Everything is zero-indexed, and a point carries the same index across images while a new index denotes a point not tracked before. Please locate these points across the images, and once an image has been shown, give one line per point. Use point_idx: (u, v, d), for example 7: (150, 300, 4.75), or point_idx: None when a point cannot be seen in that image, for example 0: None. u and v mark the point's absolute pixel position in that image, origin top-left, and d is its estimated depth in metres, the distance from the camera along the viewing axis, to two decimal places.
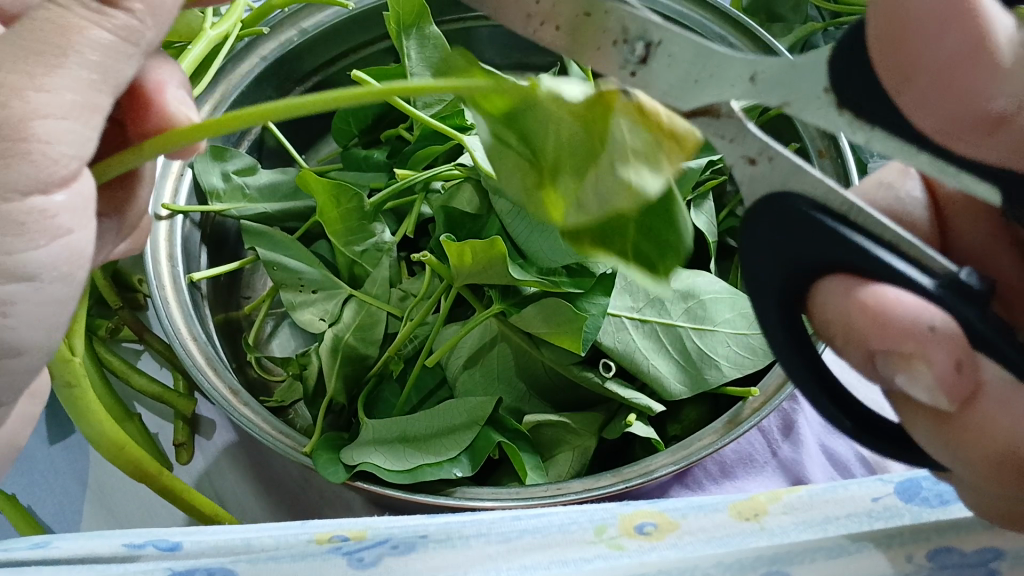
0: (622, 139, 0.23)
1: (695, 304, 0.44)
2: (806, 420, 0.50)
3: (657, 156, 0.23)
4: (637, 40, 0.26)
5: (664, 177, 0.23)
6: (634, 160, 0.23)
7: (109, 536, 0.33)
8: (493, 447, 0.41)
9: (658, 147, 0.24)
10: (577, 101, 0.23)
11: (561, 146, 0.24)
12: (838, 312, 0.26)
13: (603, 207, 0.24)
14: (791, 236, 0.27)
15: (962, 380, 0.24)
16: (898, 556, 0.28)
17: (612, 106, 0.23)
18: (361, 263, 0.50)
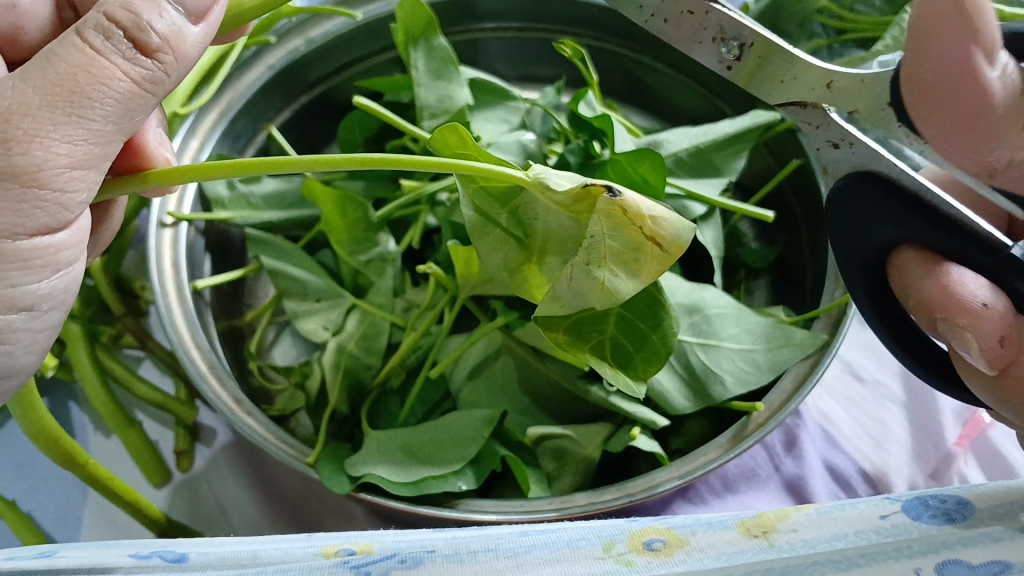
0: (603, 240, 0.30)
1: (700, 318, 0.44)
2: (808, 435, 0.50)
3: (640, 254, 0.30)
4: (732, 40, 0.35)
5: (638, 280, 0.31)
6: (618, 266, 0.31)
7: (118, 548, 0.33)
8: (497, 460, 0.42)
9: (644, 249, 0.30)
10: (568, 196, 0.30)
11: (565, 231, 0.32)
12: (918, 280, 0.32)
13: (577, 300, 0.32)
14: (870, 213, 0.33)
15: (1006, 352, 0.30)
16: (906, 570, 0.28)
17: (599, 197, 0.29)
18: (365, 273, 0.50)
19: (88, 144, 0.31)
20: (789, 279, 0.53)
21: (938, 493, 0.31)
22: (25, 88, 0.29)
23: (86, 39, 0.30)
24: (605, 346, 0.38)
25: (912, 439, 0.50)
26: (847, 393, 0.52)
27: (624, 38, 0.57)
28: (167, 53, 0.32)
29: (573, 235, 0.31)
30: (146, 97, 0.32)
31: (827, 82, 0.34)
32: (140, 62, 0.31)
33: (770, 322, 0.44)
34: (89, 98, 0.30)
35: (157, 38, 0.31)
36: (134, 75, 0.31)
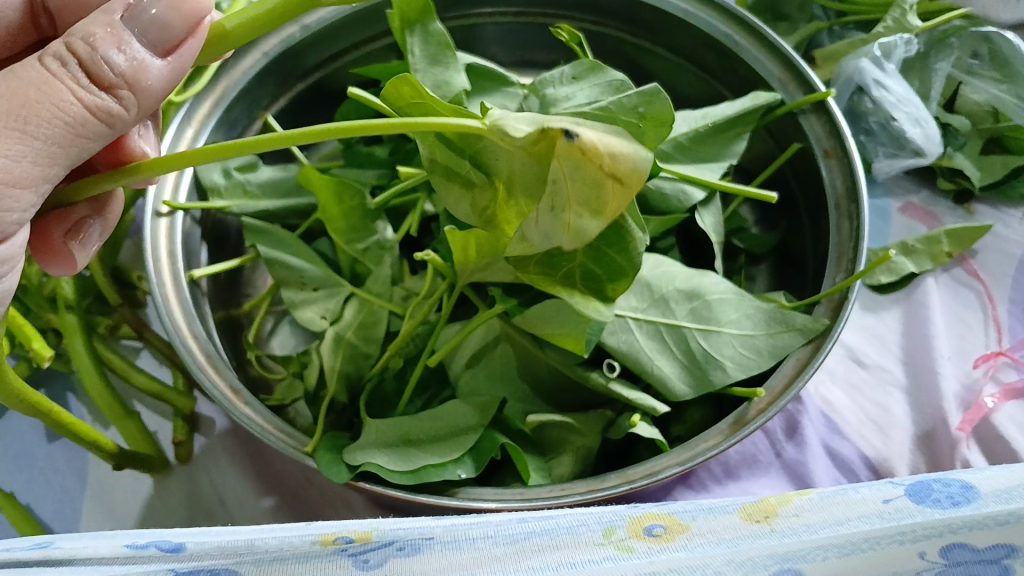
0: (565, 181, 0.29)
1: (700, 304, 0.44)
2: (810, 421, 0.49)
3: (603, 200, 0.29)
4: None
5: (603, 214, 0.30)
6: (584, 210, 0.30)
7: (116, 537, 0.33)
8: (497, 448, 0.41)
9: (604, 185, 0.29)
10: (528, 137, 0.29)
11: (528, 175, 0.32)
12: None
13: (546, 240, 0.33)
14: None
15: None
16: (912, 553, 0.28)
17: (559, 140, 0.28)
18: (363, 261, 0.50)
19: (28, 160, 0.30)
20: (791, 264, 0.52)
21: (942, 478, 0.30)
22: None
23: (44, 59, 0.29)
24: (577, 276, 0.36)
25: (914, 424, 0.49)
26: (849, 377, 0.52)
27: (622, 22, 0.56)
28: (125, 87, 0.30)
29: (537, 177, 0.31)
30: (100, 126, 0.31)
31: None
32: (94, 88, 0.30)
33: (773, 308, 0.43)
34: (33, 116, 0.29)
35: (117, 67, 0.30)
36: (85, 103, 0.30)
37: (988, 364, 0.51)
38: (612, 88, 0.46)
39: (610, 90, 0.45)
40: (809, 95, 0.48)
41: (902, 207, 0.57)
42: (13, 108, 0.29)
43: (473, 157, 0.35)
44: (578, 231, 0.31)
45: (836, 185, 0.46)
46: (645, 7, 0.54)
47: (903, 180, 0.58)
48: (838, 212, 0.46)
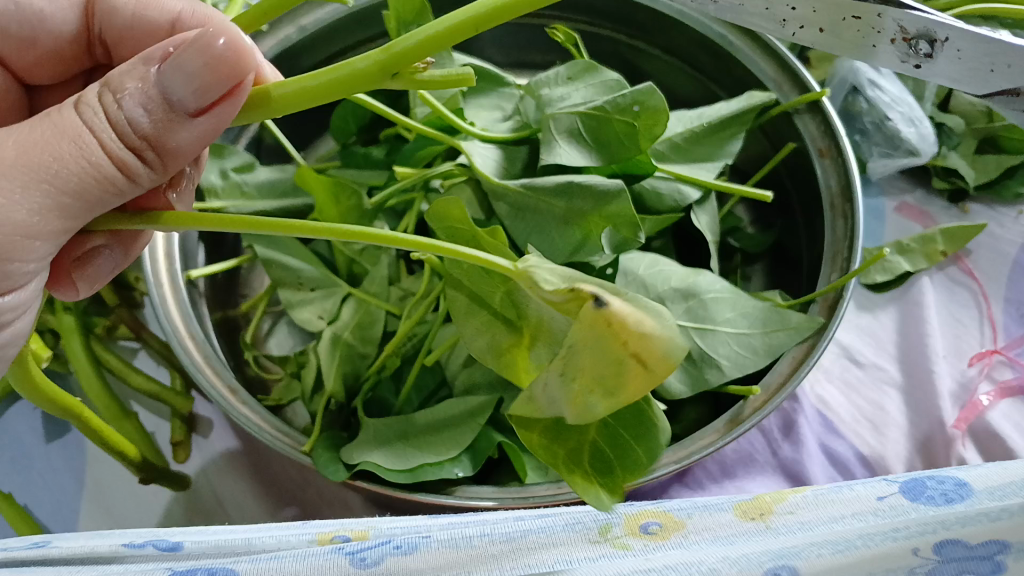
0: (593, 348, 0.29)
1: (695, 303, 0.44)
2: (806, 419, 0.50)
3: (626, 377, 0.29)
4: (920, 38, 0.29)
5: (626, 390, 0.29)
6: (601, 387, 0.30)
7: (114, 536, 0.33)
8: (493, 447, 0.42)
9: (627, 365, 0.29)
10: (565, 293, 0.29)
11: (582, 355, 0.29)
12: None
13: (552, 405, 0.31)
14: None
15: None
16: (905, 549, 0.28)
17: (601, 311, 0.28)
18: (360, 261, 0.50)
19: (45, 214, 0.29)
20: (786, 263, 0.53)
21: (936, 475, 0.31)
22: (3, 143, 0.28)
23: (81, 109, 0.28)
24: (584, 453, 0.34)
25: (910, 422, 0.50)
26: (845, 377, 0.52)
27: (617, 23, 0.56)
28: (151, 145, 0.30)
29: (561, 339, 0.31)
30: (123, 180, 0.30)
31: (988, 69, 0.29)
32: (124, 142, 0.29)
33: (767, 305, 0.43)
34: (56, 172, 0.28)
35: (146, 124, 0.29)
36: (112, 158, 0.29)
37: (983, 363, 0.52)
38: (603, 88, 0.46)
39: (603, 89, 0.46)
40: (803, 95, 0.49)
41: (897, 207, 0.58)
42: (38, 161, 0.28)
43: (505, 293, 0.36)
44: (585, 406, 0.31)
45: (830, 184, 0.47)
46: (641, 8, 0.54)
47: (898, 180, 0.59)
48: (833, 211, 0.46)
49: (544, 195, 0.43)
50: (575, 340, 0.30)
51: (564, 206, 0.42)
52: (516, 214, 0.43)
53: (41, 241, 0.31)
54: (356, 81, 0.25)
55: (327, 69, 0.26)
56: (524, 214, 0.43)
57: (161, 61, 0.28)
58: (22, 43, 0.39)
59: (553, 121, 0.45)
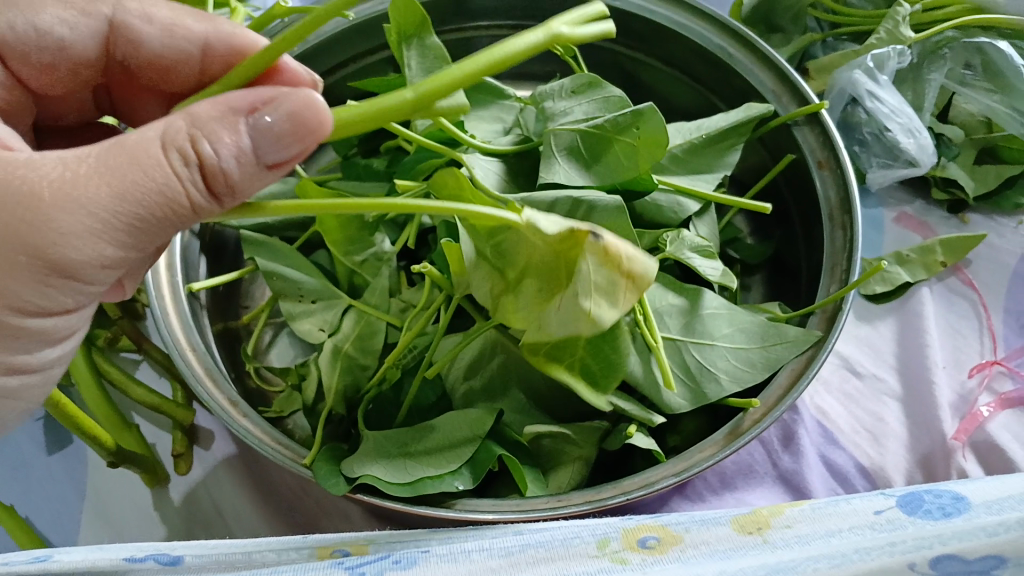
0: (588, 275, 0.31)
1: (694, 318, 0.45)
2: (806, 430, 0.50)
3: (615, 287, 0.31)
4: None
5: (618, 309, 0.31)
6: (595, 293, 0.31)
7: (113, 550, 0.34)
8: (493, 459, 0.41)
9: (618, 286, 0.31)
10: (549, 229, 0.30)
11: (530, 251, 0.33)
12: None
13: (564, 326, 0.34)
14: None
15: None
16: (901, 563, 0.27)
17: (584, 246, 0.30)
18: (361, 272, 0.50)
19: (125, 241, 0.32)
20: (786, 274, 0.53)
21: (934, 489, 0.31)
22: (92, 180, 0.30)
23: (167, 154, 0.30)
24: (575, 352, 0.39)
25: (909, 434, 0.50)
26: (845, 388, 0.52)
27: (616, 34, 0.57)
28: (230, 191, 0.31)
29: (555, 265, 0.32)
30: (198, 216, 0.32)
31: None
32: (207, 189, 0.31)
33: (764, 321, 0.44)
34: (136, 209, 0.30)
35: (235, 175, 0.30)
36: (193, 200, 0.31)
37: (983, 374, 0.52)
38: (606, 104, 0.46)
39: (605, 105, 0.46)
40: (802, 106, 0.49)
41: (896, 217, 0.58)
42: (129, 204, 0.30)
43: (493, 242, 0.34)
44: (595, 319, 0.32)
45: (828, 195, 0.47)
46: (640, 19, 0.54)
47: (898, 190, 0.59)
48: (832, 222, 0.46)
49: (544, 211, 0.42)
50: (577, 267, 0.31)
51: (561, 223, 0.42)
52: None
53: (40, 258, 0.31)
54: (386, 113, 0.28)
55: (355, 106, 0.29)
56: None
57: (248, 114, 0.30)
58: (42, 66, 0.41)
59: (554, 139, 0.45)
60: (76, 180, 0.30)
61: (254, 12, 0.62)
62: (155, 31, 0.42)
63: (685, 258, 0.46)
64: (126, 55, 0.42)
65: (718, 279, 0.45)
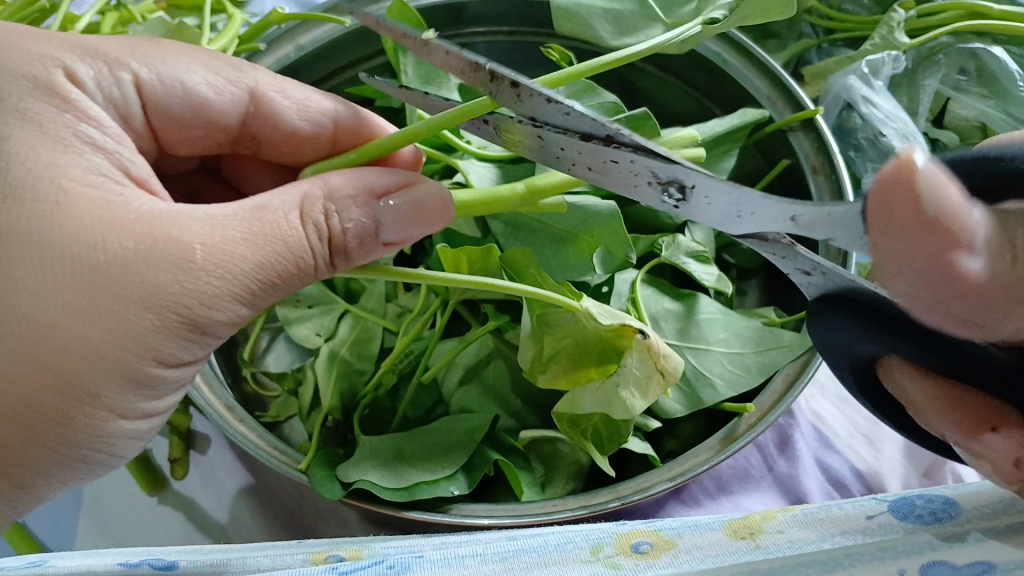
0: (630, 366, 0.38)
1: (688, 323, 0.45)
2: (801, 435, 0.50)
3: (649, 382, 0.38)
4: (671, 183, 0.31)
5: (647, 401, 0.38)
6: (631, 385, 0.38)
7: (108, 554, 0.34)
8: (489, 464, 0.42)
9: (651, 381, 0.38)
10: (604, 320, 0.38)
11: (581, 333, 0.39)
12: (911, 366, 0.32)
13: (595, 407, 0.39)
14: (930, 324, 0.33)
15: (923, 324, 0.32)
16: (892, 571, 0.28)
17: (631, 338, 0.38)
18: (357, 278, 0.51)
19: (250, 307, 0.33)
20: (782, 279, 0.53)
21: (925, 494, 0.31)
22: (239, 248, 0.31)
23: (312, 223, 0.32)
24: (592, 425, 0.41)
25: (905, 438, 0.50)
26: (841, 392, 0.52)
27: None
28: (342, 259, 0.34)
29: (607, 350, 0.39)
30: (309, 280, 0.34)
31: (787, 216, 0.30)
32: (330, 257, 0.33)
33: (759, 326, 0.44)
34: (273, 274, 0.32)
35: (355, 246, 0.33)
36: (316, 268, 0.33)
37: None
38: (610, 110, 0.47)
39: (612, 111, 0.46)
40: (798, 112, 0.49)
41: None
42: (270, 270, 0.32)
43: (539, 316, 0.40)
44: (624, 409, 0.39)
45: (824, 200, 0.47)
46: None
47: None
48: None
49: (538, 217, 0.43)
50: (625, 357, 0.38)
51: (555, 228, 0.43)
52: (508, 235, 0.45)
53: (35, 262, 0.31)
54: (499, 202, 0.36)
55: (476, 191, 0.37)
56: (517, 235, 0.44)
57: (381, 199, 0.34)
58: (177, 126, 0.39)
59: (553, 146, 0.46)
60: (227, 247, 0.31)
61: (252, 18, 0.62)
62: (290, 106, 0.41)
63: (681, 263, 0.46)
64: (258, 124, 0.41)
65: (713, 284, 0.46)
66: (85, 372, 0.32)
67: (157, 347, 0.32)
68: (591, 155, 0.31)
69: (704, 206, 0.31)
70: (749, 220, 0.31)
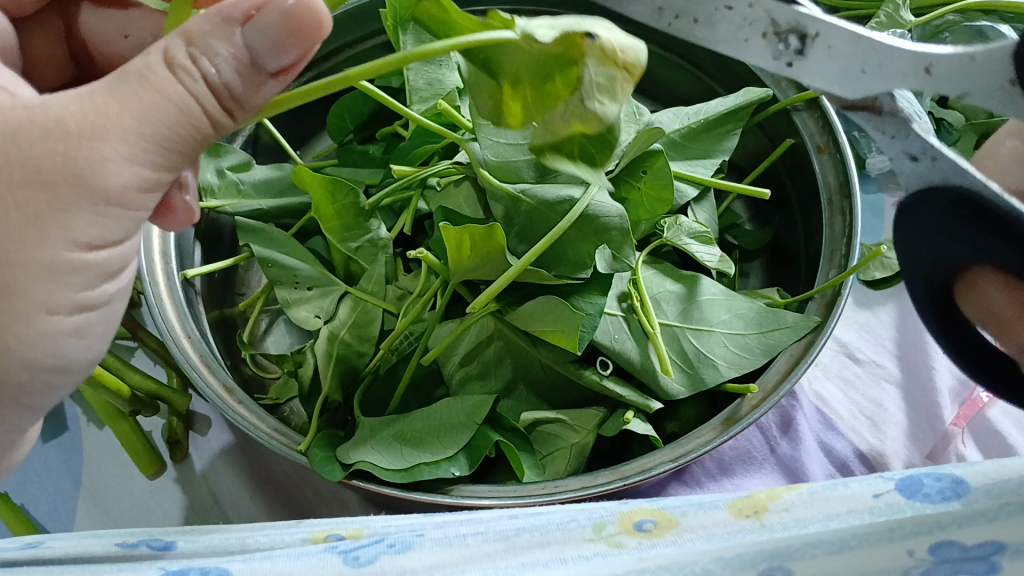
0: (585, 77, 0.24)
1: (691, 304, 0.45)
2: (804, 417, 0.49)
3: (616, 85, 0.24)
4: (791, 33, 0.28)
5: (620, 106, 0.25)
6: (596, 93, 0.24)
7: (104, 535, 0.34)
8: (491, 446, 0.41)
9: (614, 79, 0.24)
10: (547, 40, 0.23)
11: (526, 70, 0.24)
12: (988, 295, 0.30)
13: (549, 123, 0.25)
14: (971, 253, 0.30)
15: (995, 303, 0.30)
16: (900, 550, 0.28)
17: (581, 50, 0.23)
18: (356, 259, 0.49)
19: (154, 169, 0.30)
20: (784, 260, 0.52)
21: (935, 472, 0.30)
22: (115, 111, 0.27)
23: (176, 72, 0.27)
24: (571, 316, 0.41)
25: (909, 420, 0.50)
26: (844, 373, 0.52)
27: None
28: (237, 105, 0.29)
29: (547, 67, 0.24)
30: (212, 134, 0.30)
31: (921, 69, 0.28)
32: (221, 105, 0.29)
33: (762, 308, 0.44)
34: (163, 130, 0.28)
35: (238, 84, 0.28)
36: (211, 119, 0.29)
37: None
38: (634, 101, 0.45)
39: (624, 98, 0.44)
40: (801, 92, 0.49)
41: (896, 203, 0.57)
42: (154, 128, 0.28)
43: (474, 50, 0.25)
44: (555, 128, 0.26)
45: (828, 180, 0.46)
46: None
47: None
48: (832, 207, 0.46)
49: (543, 204, 0.42)
50: (577, 71, 0.24)
51: (556, 215, 0.42)
52: (511, 217, 0.43)
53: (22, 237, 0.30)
54: None
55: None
56: (519, 219, 0.43)
57: (242, 24, 0.27)
58: None
59: None
60: (100, 113, 0.27)
61: None
62: None
63: (682, 245, 0.46)
64: None
65: (716, 265, 0.45)
66: (9, 267, 0.29)
67: (68, 226, 0.29)
68: (698, 7, 0.29)
69: (821, 61, 0.28)
70: (874, 77, 0.28)
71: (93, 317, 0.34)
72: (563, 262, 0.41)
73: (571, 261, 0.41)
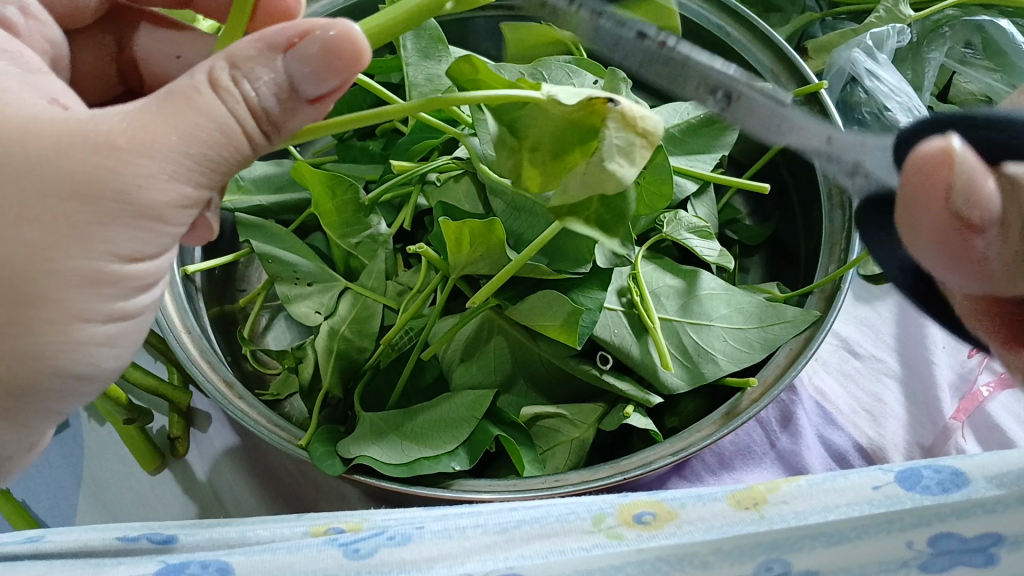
0: (609, 139, 0.28)
1: (691, 299, 0.45)
2: (804, 411, 0.49)
3: (633, 148, 0.28)
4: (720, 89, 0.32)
5: (637, 169, 0.29)
6: (618, 156, 0.28)
7: (104, 529, 0.34)
8: (490, 440, 0.41)
9: (634, 145, 0.28)
10: (571, 106, 0.28)
11: (545, 130, 0.29)
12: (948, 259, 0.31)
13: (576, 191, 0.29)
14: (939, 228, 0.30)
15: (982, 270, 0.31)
16: (899, 542, 0.28)
17: (603, 114, 0.27)
18: (357, 255, 0.49)
19: (194, 190, 0.29)
20: (784, 255, 0.52)
21: (934, 464, 0.30)
22: (157, 130, 0.27)
23: (220, 93, 0.28)
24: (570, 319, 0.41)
25: (908, 414, 0.49)
26: (844, 367, 0.52)
27: None
28: (272, 130, 0.30)
29: (564, 132, 0.29)
30: (245, 155, 0.30)
31: (825, 137, 0.31)
32: (259, 128, 0.29)
33: (762, 302, 0.44)
34: (204, 149, 0.28)
35: (276, 108, 0.29)
36: (248, 139, 0.29)
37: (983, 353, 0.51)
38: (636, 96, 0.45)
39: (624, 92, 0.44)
40: (801, 87, 0.48)
41: None
42: (197, 147, 0.28)
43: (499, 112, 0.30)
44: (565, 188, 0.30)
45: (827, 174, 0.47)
46: None
47: None
48: (831, 201, 0.46)
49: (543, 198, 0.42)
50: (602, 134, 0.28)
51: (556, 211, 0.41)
52: (513, 212, 0.43)
53: None
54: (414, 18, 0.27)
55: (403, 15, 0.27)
56: (521, 214, 0.43)
57: (287, 49, 0.28)
58: None
59: None
60: (145, 132, 0.27)
61: None
62: None
63: (683, 240, 0.46)
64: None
65: (716, 260, 0.45)
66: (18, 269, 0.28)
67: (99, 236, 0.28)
68: (654, 53, 0.34)
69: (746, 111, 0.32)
70: (788, 134, 0.31)
71: (128, 327, 0.33)
72: (565, 258, 0.41)
73: (572, 257, 0.41)
